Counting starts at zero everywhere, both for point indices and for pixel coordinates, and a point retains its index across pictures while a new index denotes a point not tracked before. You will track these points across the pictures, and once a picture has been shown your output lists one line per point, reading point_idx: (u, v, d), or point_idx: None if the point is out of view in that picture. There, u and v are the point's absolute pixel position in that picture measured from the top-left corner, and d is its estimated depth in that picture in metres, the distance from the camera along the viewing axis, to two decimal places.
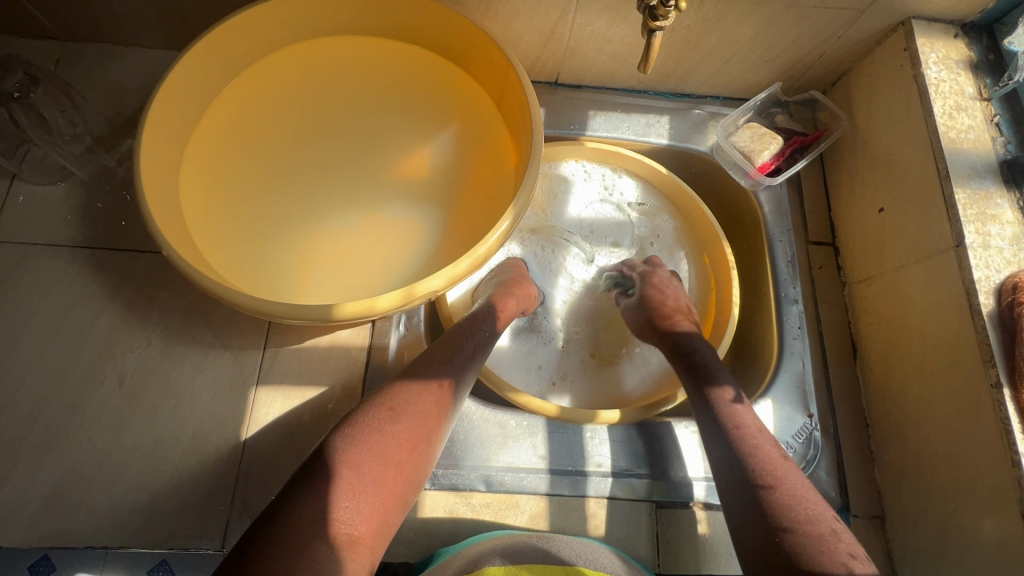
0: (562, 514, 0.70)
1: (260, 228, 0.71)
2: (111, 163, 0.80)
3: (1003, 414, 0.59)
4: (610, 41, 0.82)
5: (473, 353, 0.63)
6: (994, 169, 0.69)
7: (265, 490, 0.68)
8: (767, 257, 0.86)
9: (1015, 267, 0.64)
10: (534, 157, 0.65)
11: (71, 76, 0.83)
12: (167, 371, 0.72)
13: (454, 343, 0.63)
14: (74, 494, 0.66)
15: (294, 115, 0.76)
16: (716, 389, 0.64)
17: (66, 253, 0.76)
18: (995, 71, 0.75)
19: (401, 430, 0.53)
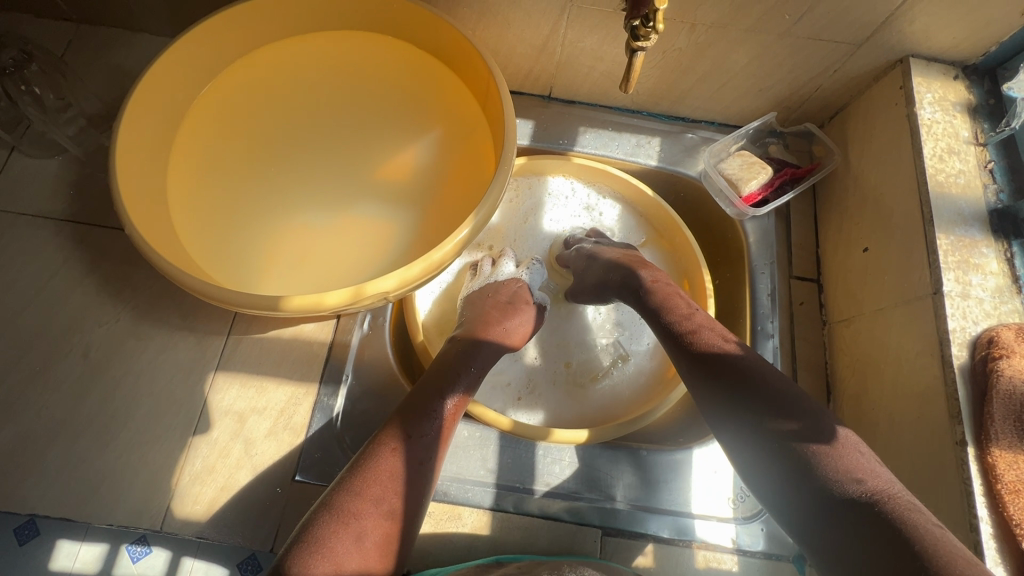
0: (504, 531, 0.69)
1: (234, 217, 0.72)
2: (105, 142, 0.82)
3: (966, 474, 0.56)
4: (601, 59, 0.82)
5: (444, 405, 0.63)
6: (982, 216, 0.66)
7: (209, 476, 0.68)
8: (748, 288, 0.83)
9: (994, 321, 0.62)
10: (503, 167, 0.65)
11: (79, 57, 0.86)
12: (131, 348, 0.73)
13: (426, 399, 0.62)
14: (26, 460, 0.67)
15: (281, 109, 0.77)
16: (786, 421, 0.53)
17: (51, 225, 0.78)
18: (994, 116, 0.72)
19: (363, 511, 0.52)
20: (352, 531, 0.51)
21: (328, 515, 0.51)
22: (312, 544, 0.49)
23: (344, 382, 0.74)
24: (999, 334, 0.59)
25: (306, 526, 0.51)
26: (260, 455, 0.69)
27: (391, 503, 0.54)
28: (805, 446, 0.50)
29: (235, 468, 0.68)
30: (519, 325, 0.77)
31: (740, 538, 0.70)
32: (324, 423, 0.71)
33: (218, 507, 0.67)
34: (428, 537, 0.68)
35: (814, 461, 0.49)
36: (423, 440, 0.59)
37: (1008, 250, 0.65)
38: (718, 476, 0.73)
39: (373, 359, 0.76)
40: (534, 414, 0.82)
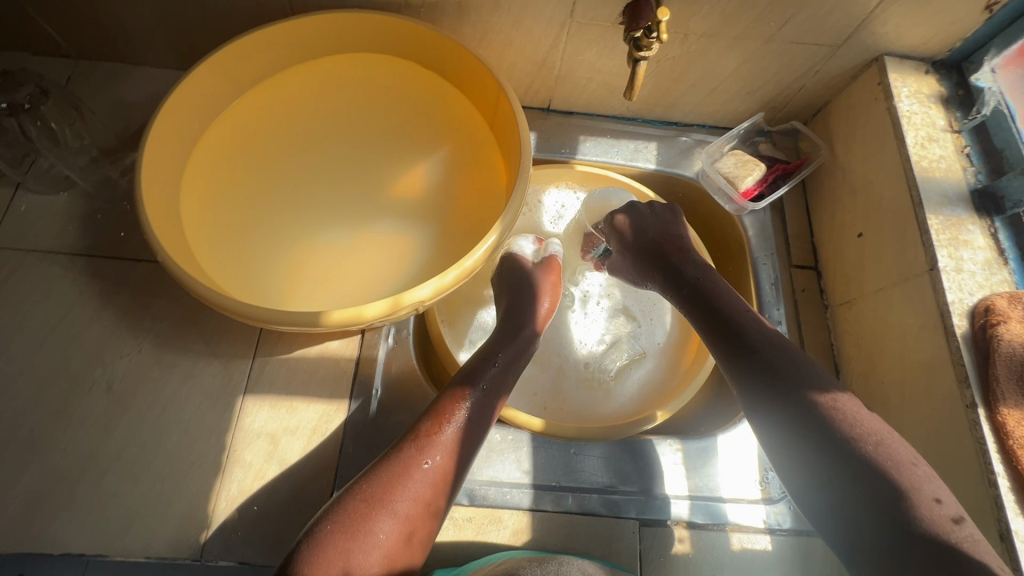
0: (545, 530, 0.70)
1: (254, 239, 0.73)
2: (114, 175, 0.82)
3: (979, 434, 0.60)
4: (599, 70, 0.86)
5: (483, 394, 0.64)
6: (965, 196, 0.72)
7: (246, 500, 0.67)
8: (751, 278, 0.88)
9: (987, 291, 0.67)
10: (522, 176, 0.67)
11: (81, 92, 0.86)
12: (156, 378, 0.72)
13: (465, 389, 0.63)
14: (55, 499, 0.66)
15: (293, 133, 0.79)
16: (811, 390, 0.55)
17: (64, 260, 0.77)
18: (965, 105, 0.78)
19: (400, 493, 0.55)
20: (396, 528, 0.53)
21: (370, 509, 0.53)
22: (355, 538, 0.51)
23: (374, 396, 0.74)
24: (994, 302, 0.64)
25: (341, 515, 0.53)
26: (297, 474, 0.69)
27: (433, 501, 0.56)
28: (844, 420, 0.53)
29: (272, 490, 0.68)
30: (552, 298, 0.79)
31: (771, 518, 0.73)
32: (358, 437, 0.72)
33: (258, 530, 0.66)
34: (471, 542, 0.69)
35: (839, 428, 0.52)
36: (464, 429, 0.60)
37: (991, 226, 0.70)
38: (744, 459, 0.76)
39: (400, 371, 0.77)
40: (558, 414, 0.84)
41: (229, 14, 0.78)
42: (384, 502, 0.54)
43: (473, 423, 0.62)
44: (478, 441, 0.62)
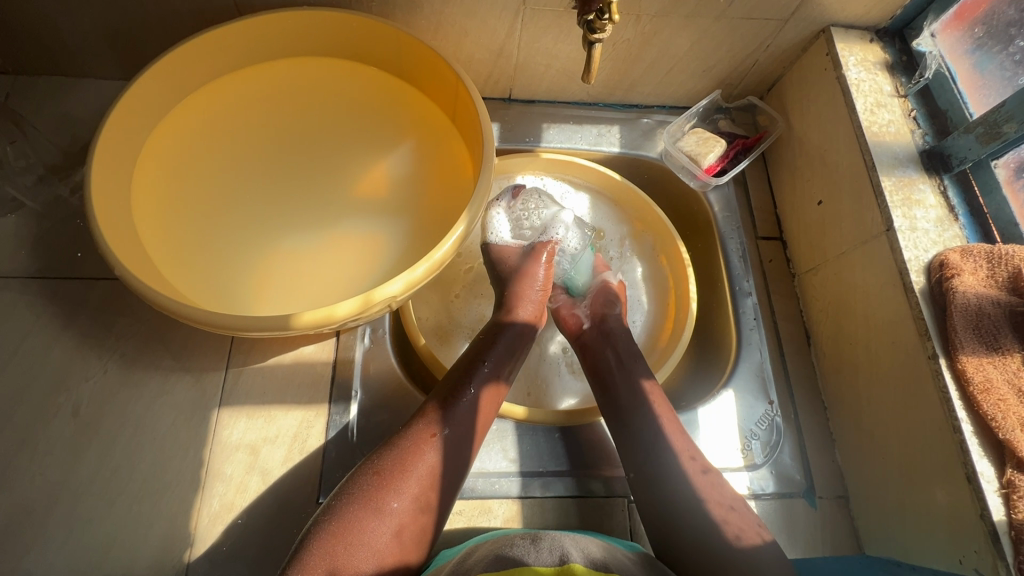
0: (535, 516, 0.70)
1: (219, 247, 0.71)
2: (64, 192, 0.79)
3: (941, 383, 0.63)
4: (556, 56, 0.86)
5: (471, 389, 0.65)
6: (915, 158, 0.75)
7: (229, 514, 0.66)
8: (720, 252, 0.89)
9: (941, 247, 0.69)
10: (486, 164, 0.67)
11: (22, 109, 0.82)
12: (124, 398, 0.70)
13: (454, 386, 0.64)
14: (26, 531, 0.64)
15: (252, 138, 0.77)
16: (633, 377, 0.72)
17: (17, 285, 0.74)
18: (908, 70, 0.81)
19: (391, 491, 0.56)
20: (389, 525, 0.54)
21: (366, 506, 0.55)
22: (350, 537, 0.53)
23: (353, 398, 0.73)
24: (947, 257, 0.66)
25: (337, 517, 0.54)
26: (279, 484, 0.68)
27: (425, 497, 0.57)
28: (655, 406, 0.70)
29: (255, 501, 0.67)
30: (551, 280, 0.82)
31: (754, 484, 0.74)
32: (340, 440, 0.71)
33: (243, 543, 0.65)
34: (462, 534, 0.69)
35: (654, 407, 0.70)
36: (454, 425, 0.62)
37: (941, 184, 0.73)
38: (725, 429, 0.77)
39: (379, 371, 0.76)
40: (541, 401, 0.84)
41: (173, 18, 0.76)
42: (378, 499, 0.55)
43: (461, 419, 0.63)
44: (469, 437, 0.63)
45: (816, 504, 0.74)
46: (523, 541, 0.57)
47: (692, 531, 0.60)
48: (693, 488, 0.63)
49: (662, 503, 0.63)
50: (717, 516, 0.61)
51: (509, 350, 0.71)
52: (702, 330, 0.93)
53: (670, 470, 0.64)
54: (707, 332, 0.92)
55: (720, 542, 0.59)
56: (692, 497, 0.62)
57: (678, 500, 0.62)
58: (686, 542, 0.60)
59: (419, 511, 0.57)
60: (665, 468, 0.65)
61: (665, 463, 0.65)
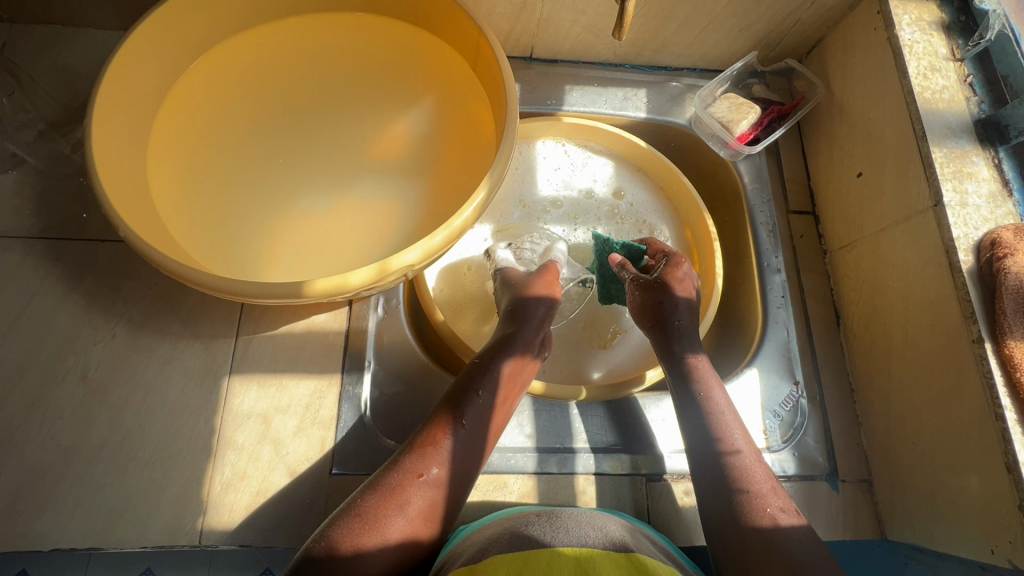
0: (551, 492, 0.69)
1: (226, 208, 0.68)
2: (66, 149, 0.76)
3: (986, 368, 0.59)
4: (583, 11, 0.80)
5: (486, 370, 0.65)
6: (969, 127, 0.69)
7: (241, 482, 0.65)
8: (748, 225, 0.85)
9: (993, 224, 0.65)
10: (509, 125, 0.63)
11: (18, 59, 0.78)
12: (133, 364, 0.69)
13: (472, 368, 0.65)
14: (39, 494, 0.63)
15: (261, 94, 0.73)
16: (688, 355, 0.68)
17: (20, 244, 0.72)
18: (966, 32, 0.75)
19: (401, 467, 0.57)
20: (394, 499, 0.55)
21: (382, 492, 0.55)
22: (366, 521, 0.53)
23: (365, 370, 0.71)
24: (1000, 236, 0.62)
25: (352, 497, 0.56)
26: (292, 453, 0.67)
27: (432, 471, 0.57)
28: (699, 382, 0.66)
29: (268, 470, 0.66)
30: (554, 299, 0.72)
31: (777, 465, 0.72)
32: (353, 412, 0.69)
33: (256, 512, 0.64)
34: (477, 508, 0.68)
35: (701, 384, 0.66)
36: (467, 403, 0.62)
37: (995, 157, 0.68)
38: (747, 409, 0.75)
39: (392, 341, 0.74)
40: (558, 375, 0.82)
41: None
42: (385, 478, 0.56)
43: (476, 398, 0.63)
44: (486, 415, 0.63)
45: (839, 488, 0.72)
46: (540, 519, 0.58)
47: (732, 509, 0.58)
48: (739, 466, 0.60)
49: (709, 480, 0.61)
50: (761, 498, 0.58)
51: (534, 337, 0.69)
52: (725, 306, 0.90)
53: (718, 446, 0.62)
54: (730, 309, 0.88)
55: (760, 523, 0.56)
56: (738, 476, 0.60)
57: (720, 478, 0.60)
58: (731, 525, 0.58)
59: (426, 484, 0.56)
60: (717, 443, 0.62)
61: (713, 439, 0.63)
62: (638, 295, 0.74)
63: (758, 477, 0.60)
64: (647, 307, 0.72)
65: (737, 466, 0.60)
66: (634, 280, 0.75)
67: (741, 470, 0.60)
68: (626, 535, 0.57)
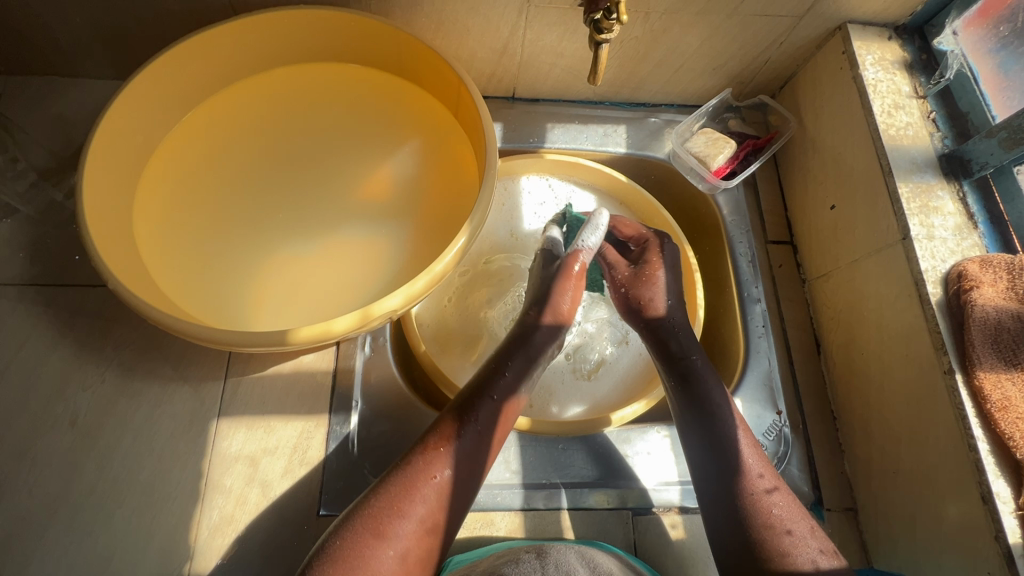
0: (538, 529, 0.70)
1: (216, 255, 0.70)
2: (58, 197, 0.78)
3: (957, 399, 0.61)
4: (561, 55, 0.83)
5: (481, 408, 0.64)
6: (933, 162, 0.72)
7: (229, 526, 0.65)
8: (728, 255, 0.87)
9: (959, 257, 0.67)
10: (488, 169, 0.65)
11: (13, 111, 0.81)
12: (123, 409, 0.70)
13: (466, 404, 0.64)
14: (25, 544, 0.63)
15: (250, 143, 0.75)
16: (685, 359, 0.71)
17: (12, 292, 0.73)
18: (928, 69, 0.78)
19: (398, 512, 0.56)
20: (390, 545, 0.55)
21: (373, 528, 0.55)
22: (358, 563, 0.53)
23: (352, 409, 0.72)
24: (966, 268, 0.64)
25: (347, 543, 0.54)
26: (279, 495, 0.67)
27: (430, 517, 0.58)
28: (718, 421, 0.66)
29: (256, 513, 0.66)
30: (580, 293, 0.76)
31: None
32: (341, 451, 0.70)
33: (244, 557, 0.64)
34: (465, 545, 0.68)
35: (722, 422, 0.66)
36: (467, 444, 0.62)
37: (960, 191, 0.70)
38: None
39: (379, 380, 0.75)
40: (546, 409, 0.82)
41: (167, 18, 0.74)
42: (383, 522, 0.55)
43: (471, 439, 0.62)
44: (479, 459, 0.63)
45: (824, 517, 0.73)
46: (529, 555, 0.59)
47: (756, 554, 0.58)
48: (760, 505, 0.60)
49: (732, 522, 0.60)
50: (787, 540, 0.58)
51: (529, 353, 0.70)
52: (710, 335, 0.91)
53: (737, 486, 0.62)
54: (714, 337, 0.90)
55: (791, 569, 0.56)
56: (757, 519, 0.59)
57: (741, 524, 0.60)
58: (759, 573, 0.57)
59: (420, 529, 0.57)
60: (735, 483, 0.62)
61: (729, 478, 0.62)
62: (623, 293, 0.78)
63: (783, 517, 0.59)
64: (632, 299, 0.76)
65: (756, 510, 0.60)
66: (618, 277, 0.79)
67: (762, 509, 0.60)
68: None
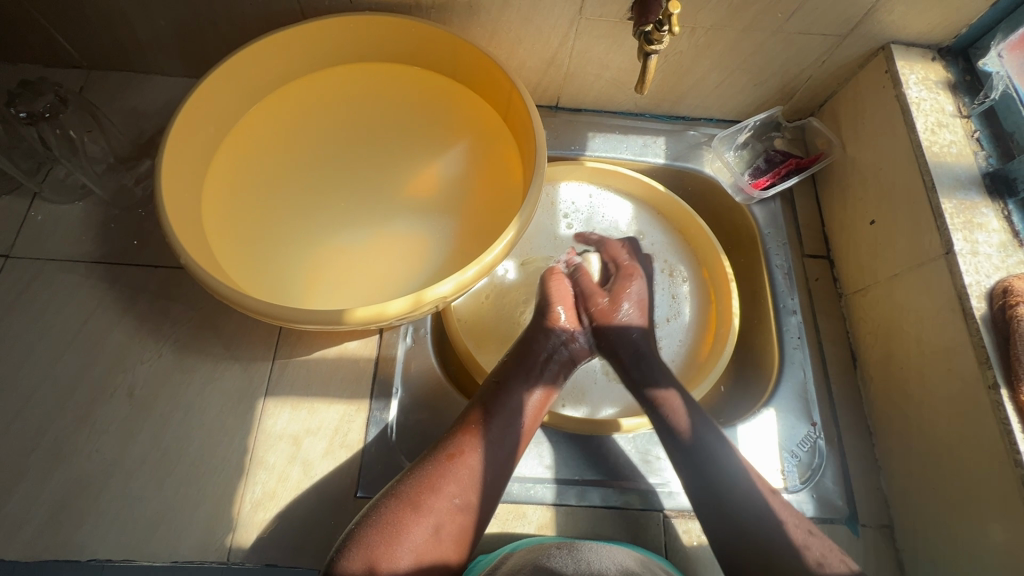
0: (569, 525, 0.70)
1: (271, 240, 0.74)
2: (129, 182, 0.83)
3: (1002, 415, 0.61)
4: (607, 66, 0.86)
5: (504, 414, 0.65)
6: (977, 180, 0.73)
7: (270, 502, 0.68)
8: (764, 267, 0.88)
9: (1004, 273, 0.67)
10: (539, 170, 0.67)
11: (94, 101, 0.87)
12: (177, 383, 0.73)
13: (496, 404, 0.65)
14: (79, 506, 0.66)
15: (308, 138, 0.80)
16: None
17: (81, 268, 0.78)
18: (972, 90, 0.79)
19: (437, 494, 0.58)
20: (428, 524, 0.57)
21: (411, 496, 0.58)
22: (394, 530, 0.55)
23: (390, 396, 0.74)
24: (1012, 284, 0.63)
25: (382, 509, 0.57)
26: (319, 475, 0.69)
27: (463, 496, 0.59)
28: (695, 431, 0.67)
29: (296, 490, 0.68)
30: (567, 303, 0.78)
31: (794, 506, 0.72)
32: (378, 435, 0.72)
33: (284, 530, 0.66)
34: (494, 536, 0.69)
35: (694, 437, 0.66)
36: (498, 431, 0.64)
37: (1005, 208, 0.70)
38: (765, 450, 0.75)
39: (419, 370, 0.77)
40: (581, 408, 0.83)
41: (240, 20, 0.79)
42: (418, 500, 0.57)
43: (496, 435, 0.63)
44: (506, 448, 0.64)
45: (859, 532, 0.72)
46: (557, 551, 0.59)
47: (717, 541, 0.62)
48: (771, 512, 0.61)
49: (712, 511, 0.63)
50: (810, 538, 0.60)
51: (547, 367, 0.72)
52: (741, 344, 0.91)
53: (733, 503, 0.62)
54: (746, 348, 0.90)
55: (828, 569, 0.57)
56: (742, 528, 0.61)
57: (713, 530, 0.62)
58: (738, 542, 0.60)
59: (461, 510, 0.59)
60: (723, 501, 0.63)
61: (723, 502, 0.62)
62: None
63: (788, 523, 0.61)
64: None
65: (725, 511, 0.62)
66: None
67: (778, 516, 0.61)
68: (638, 567, 0.59)
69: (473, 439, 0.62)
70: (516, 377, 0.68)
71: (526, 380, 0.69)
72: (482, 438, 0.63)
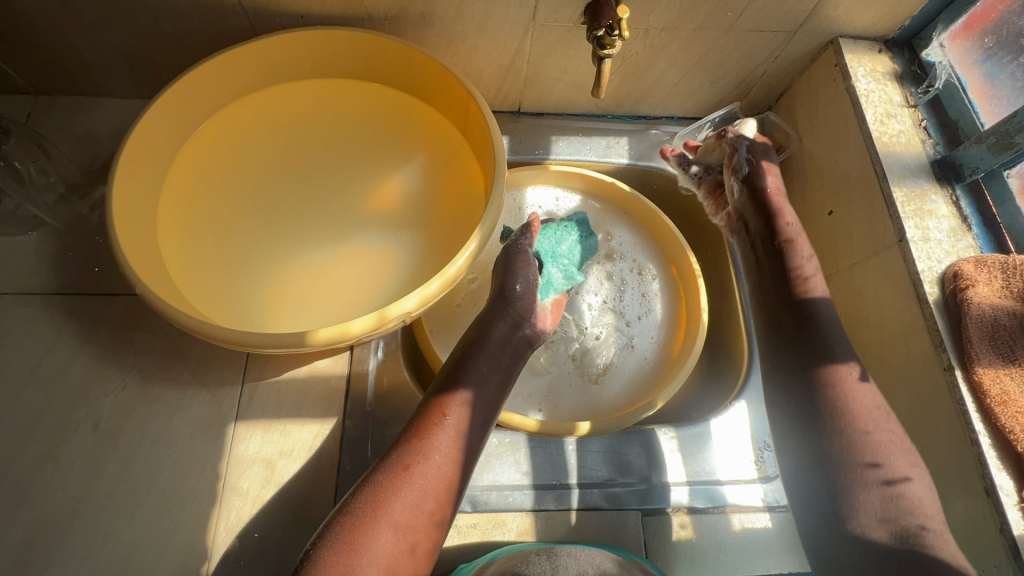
0: (549, 529, 0.71)
1: (234, 264, 0.73)
2: (84, 210, 0.81)
3: (958, 396, 0.63)
4: (565, 71, 0.86)
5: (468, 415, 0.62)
6: (926, 168, 0.75)
7: (246, 527, 0.67)
8: (730, 260, 0.90)
9: (955, 258, 0.69)
10: (498, 178, 0.68)
11: (42, 128, 0.84)
12: (144, 412, 0.71)
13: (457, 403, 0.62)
14: (47, 546, 0.65)
15: (267, 157, 0.79)
16: None
17: (38, 301, 0.76)
18: (917, 80, 0.81)
19: (401, 508, 0.56)
20: (394, 540, 0.54)
21: (376, 509, 0.55)
22: (355, 549, 0.53)
23: (366, 412, 0.74)
24: (961, 268, 0.66)
25: (343, 528, 0.54)
26: (295, 497, 0.69)
27: (434, 510, 0.57)
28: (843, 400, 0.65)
29: (273, 514, 0.68)
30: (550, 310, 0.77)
31: (768, 495, 0.74)
32: (354, 454, 0.71)
33: (263, 556, 0.66)
34: (475, 546, 0.69)
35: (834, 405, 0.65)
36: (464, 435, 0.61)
37: (953, 194, 0.73)
38: (739, 443, 0.77)
39: (392, 385, 0.76)
40: (554, 413, 0.84)
41: (188, 39, 0.77)
42: (383, 514, 0.55)
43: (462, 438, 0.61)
44: (471, 452, 0.62)
45: None
46: (538, 559, 0.60)
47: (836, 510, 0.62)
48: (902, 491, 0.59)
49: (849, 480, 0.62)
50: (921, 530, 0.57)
51: (498, 365, 0.67)
52: (713, 339, 0.93)
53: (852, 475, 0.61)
54: (717, 341, 0.91)
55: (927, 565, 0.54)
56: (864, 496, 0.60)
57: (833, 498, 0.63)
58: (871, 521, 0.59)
59: (430, 523, 0.57)
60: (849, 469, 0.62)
61: (840, 472, 0.62)
62: None
63: (911, 512, 0.58)
64: None
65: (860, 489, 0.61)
66: None
67: (897, 502, 0.59)
68: None
69: (438, 444, 0.59)
70: (475, 367, 0.65)
71: (485, 372, 0.65)
72: (450, 442, 0.60)
